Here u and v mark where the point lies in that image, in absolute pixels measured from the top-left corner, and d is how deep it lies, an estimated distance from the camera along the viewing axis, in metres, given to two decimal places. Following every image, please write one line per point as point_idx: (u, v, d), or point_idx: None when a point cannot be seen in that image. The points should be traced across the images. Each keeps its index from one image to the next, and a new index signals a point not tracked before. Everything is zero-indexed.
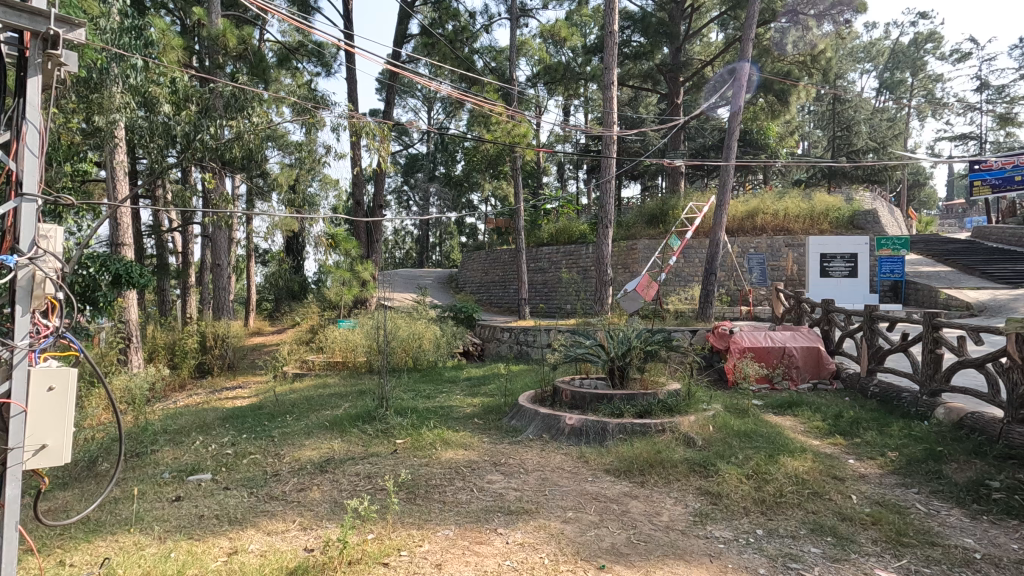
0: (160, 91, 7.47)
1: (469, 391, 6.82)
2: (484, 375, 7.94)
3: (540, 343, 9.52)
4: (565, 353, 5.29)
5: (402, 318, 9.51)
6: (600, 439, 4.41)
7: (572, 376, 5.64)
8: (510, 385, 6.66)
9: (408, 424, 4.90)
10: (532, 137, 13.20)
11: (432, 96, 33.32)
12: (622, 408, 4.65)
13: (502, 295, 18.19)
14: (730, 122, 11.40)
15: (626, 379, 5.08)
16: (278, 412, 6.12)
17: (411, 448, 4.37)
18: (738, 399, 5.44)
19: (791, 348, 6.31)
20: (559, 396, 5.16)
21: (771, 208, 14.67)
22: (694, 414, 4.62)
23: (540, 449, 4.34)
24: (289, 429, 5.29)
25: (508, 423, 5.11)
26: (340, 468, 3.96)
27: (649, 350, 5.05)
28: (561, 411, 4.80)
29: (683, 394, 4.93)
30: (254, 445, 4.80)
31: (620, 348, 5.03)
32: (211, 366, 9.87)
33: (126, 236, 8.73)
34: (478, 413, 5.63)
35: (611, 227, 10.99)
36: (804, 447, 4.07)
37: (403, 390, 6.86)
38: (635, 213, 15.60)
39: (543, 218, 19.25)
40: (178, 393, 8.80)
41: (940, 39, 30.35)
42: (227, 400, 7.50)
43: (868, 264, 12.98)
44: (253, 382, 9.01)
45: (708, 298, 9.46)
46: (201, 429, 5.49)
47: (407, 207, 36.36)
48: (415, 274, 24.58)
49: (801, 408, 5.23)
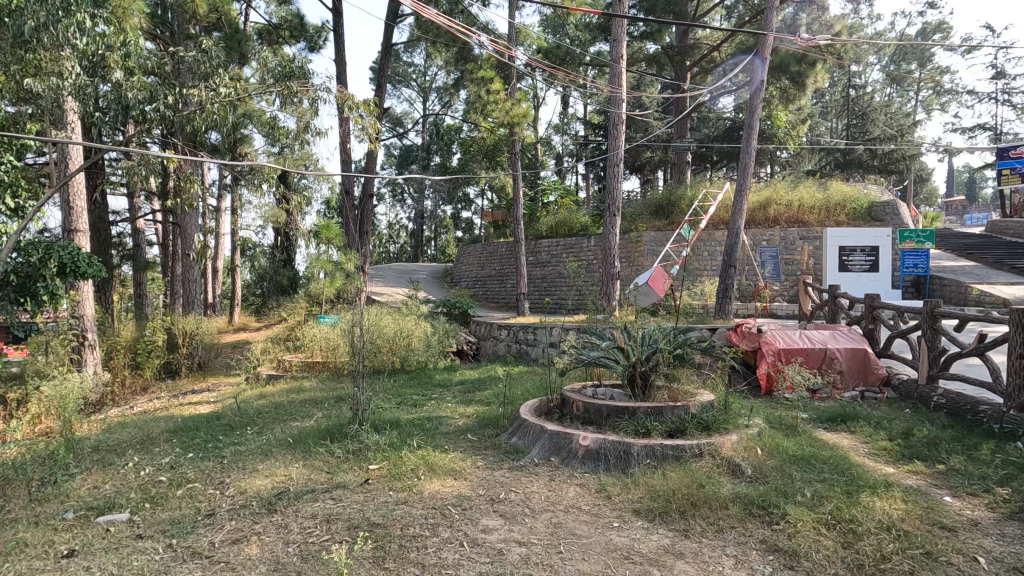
0: (111, 55, 6.56)
1: (462, 398, 5.95)
2: (479, 378, 7.08)
3: (542, 342, 8.67)
4: (575, 357, 4.42)
5: (388, 314, 8.63)
6: (622, 466, 3.56)
7: (584, 383, 4.79)
8: (510, 391, 5.81)
9: (386, 443, 4.02)
10: (532, 119, 12.27)
11: (428, 86, 32.44)
12: (648, 425, 3.79)
13: (499, 291, 17.33)
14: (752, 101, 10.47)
15: (650, 389, 4.20)
16: (238, 423, 5.25)
17: (386, 478, 3.47)
18: (780, 411, 4.58)
19: (834, 350, 5.47)
20: (569, 409, 4.32)
21: (785, 198, 13.86)
22: (736, 433, 3.77)
23: (548, 478, 3.48)
24: (244, 447, 4.41)
25: (507, 441, 4.24)
26: (293, 508, 3.08)
27: (681, 357, 4.13)
28: (573, 428, 3.94)
29: (720, 408, 4.07)
30: (196, 470, 3.94)
31: (645, 353, 4.14)
32: (179, 367, 8.97)
33: (81, 222, 7.75)
34: (472, 426, 4.76)
35: (619, 216, 10.12)
36: (885, 478, 3.22)
37: (385, 397, 5.99)
38: (640, 204, 14.79)
39: (542, 211, 18.39)
40: (138, 397, 7.91)
41: (950, 29, 29.43)
42: (189, 408, 6.64)
43: (890, 258, 12.21)
44: (223, 385, 8.14)
45: (726, 294, 8.59)
46: (142, 445, 4.63)
47: (402, 200, 35.43)
48: (408, 269, 23.67)
49: (858, 422, 4.37)
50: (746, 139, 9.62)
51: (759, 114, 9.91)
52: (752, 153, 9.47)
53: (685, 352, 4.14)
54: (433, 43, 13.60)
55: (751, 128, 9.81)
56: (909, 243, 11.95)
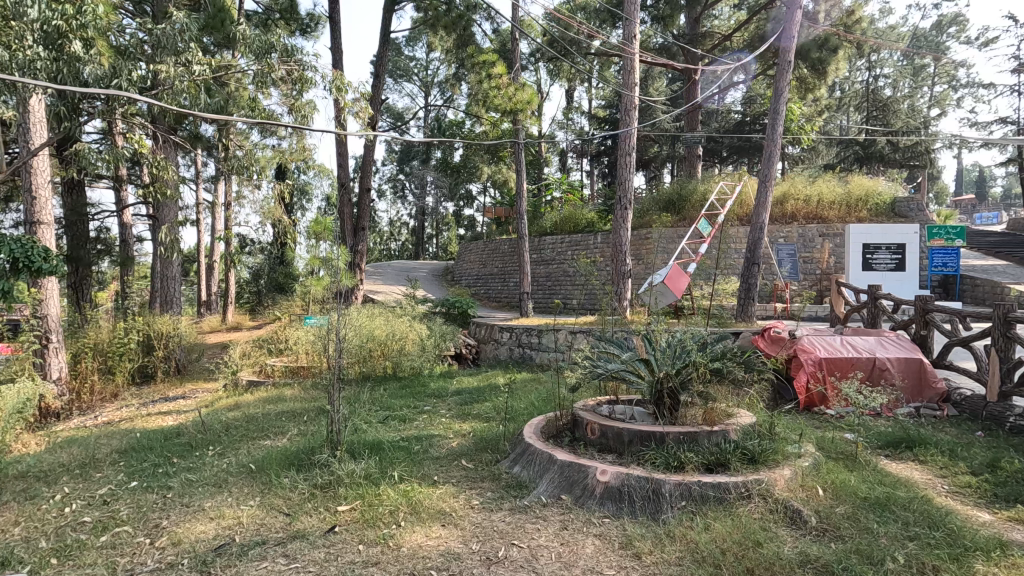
0: (67, 25, 5.84)
1: (457, 412, 5.27)
2: (478, 387, 6.41)
3: (547, 346, 8.00)
4: (589, 370, 3.73)
5: (380, 315, 7.95)
6: (650, 509, 2.87)
7: (598, 399, 4.10)
8: (512, 404, 5.13)
9: (362, 473, 3.32)
10: (537, 105, 11.51)
11: (430, 80, 31.74)
12: (681, 457, 3.09)
13: (501, 289, 16.66)
14: (783, 81, 9.47)
15: (679, 409, 3.53)
16: (200, 441, 4.59)
17: (355, 526, 2.79)
18: (830, 434, 3.88)
19: (883, 359, 4.82)
20: (581, 432, 3.63)
21: (803, 193, 13.16)
22: (789, 467, 3.07)
23: (559, 526, 2.79)
24: (197, 475, 3.74)
25: (508, 470, 3.55)
26: (232, 571, 2.39)
27: (722, 376, 3.40)
28: (587, 457, 3.26)
29: (767, 436, 3.37)
30: (134, 505, 3.28)
31: (677, 371, 3.44)
32: (155, 371, 8.29)
33: (45, 213, 6.97)
34: (467, 449, 4.07)
35: (632, 209, 9.42)
36: (992, 534, 2.52)
37: (370, 412, 5.32)
38: (649, 199, 14.12)
39: (545, 207, 17.71)
40: (106, 405, 7.23)
41: (965, 23, 28.54)
42: (156, 419, 5.99)
43: (917, 256, 11.50)
44: (200, 392, 7.48)
45: (749, 295, 7.88)
46: (81, 469, 3.98)
47: (402, 196, 34.79)
48: (408, 266, 23.00)
49: (927, 448, 3.67)
50: (772, 126, 8.92)
51: (786, 100, 9.16)
52: (777, 142, 8.79)
53: (726, 370, 3.40)
54: (432, 29, 12.89)
55: (776, 115, 9.12)
56: (938, 240, 11.26)
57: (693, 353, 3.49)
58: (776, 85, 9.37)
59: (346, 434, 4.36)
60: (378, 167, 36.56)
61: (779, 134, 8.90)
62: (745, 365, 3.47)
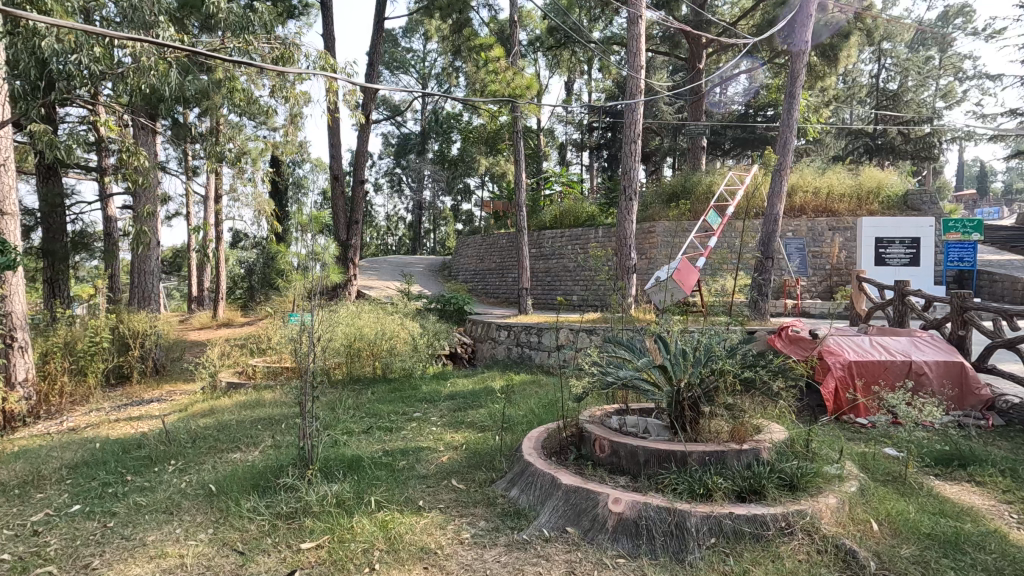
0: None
1: (449, 420, 4.81)
2: (473, 391, 5.94)
3: (547, 345, 7.55)
4: (598, 377, 3.26)
5: (370, 313, 7.48)
6: (673, 549, 2.41)
7: (606, 410, 3.65)
8: (509, 412, 4.67)
9: (334, 500, 2.85)
10: (536, 91, 10.94)
11: (428, 72, 31.13)
12: (708, 483, 2.63)
13: (499, 285, 16.19)
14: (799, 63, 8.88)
15: (701, 422, 3.10)
16: (162, 455, 4.11)
17: (321, 570, 2.33)
18: (870, 449, 3.43)
19: (920, 363, 4.37)
20: (589, 451, 3.17)
21: (812, 185, 12.70)
22: (836, 495, 2.61)
23: (565, 569, 2.34)
24: (149, 498, 3.26)
25: (504, 493, 3.09)
26: None
27: (753, 388, 2.92)
28: (596, 481, 2.80)
29: (804, 457, 2.91)
30: (64, 539, 2.80)
31: (700, 380, 2.98)
32: (131, 371, 7.80)
33: (6, 202, 6.43)
34: (460, 466, 3.61)
35: (637, 201, 8.95)
36: None
37: (354, 420, 4.84)
38: (653, 192, 13.66)
39: (545, 200, 17.22)
40: (76, 409, 6.73)
41: (974, 13, 27.87)
42: (123, 426, 5.50)
43: (931, 251, 11.07)
44: (176, 395, 6.98)
45: (761, 291, 7.44)
46: (16, 491, 3.48)
47: (399, 190, 34.22)
48: (404, 262, 22.50)
49: (982, 466, 3.22)
50: (786, 114, 8.50)
51: (802, 85, 8.67)
52: (793, 130, 8.37)
53: (759, 383, 2.91)
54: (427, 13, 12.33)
55: (791, 102, 8.71)
56: (954, 234, 10.87)
57: (720, 358, 3.03)
58: (792, 69, 8.88)
59: (324, 448, 3.90)
60: (375, 161, 35.97)
61: (794, 122, 8.48)
62: (782, 374, 2.99)
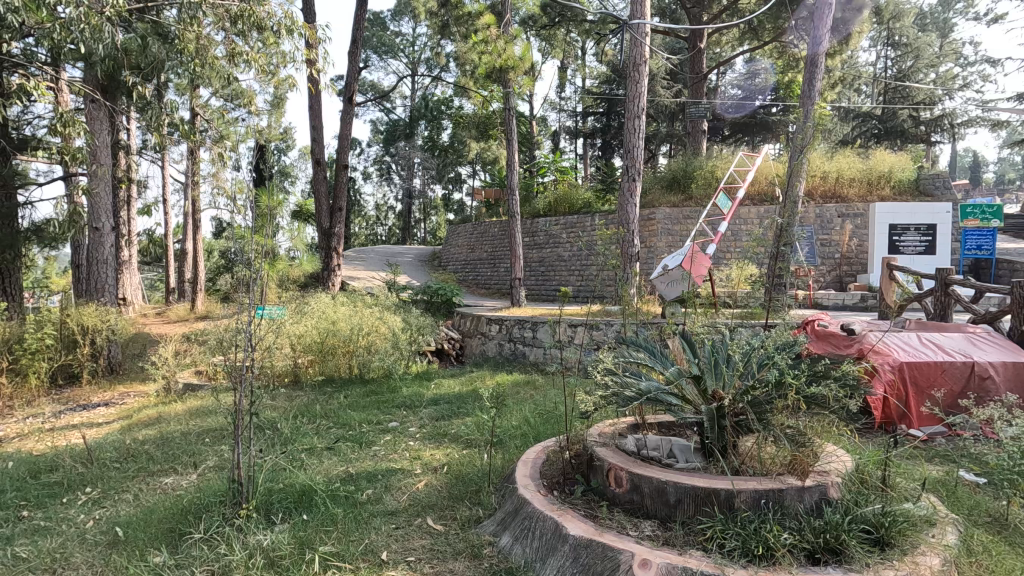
0: None
1: (428, 431, 4.12)
2: (460, 394, 5.26)
3: (541, 341, 6.90)
4: (611, 390, 2.57)
5: (345, 305, 6.75)
6: None
7: (618, 426, 2.97)
8: (500, 423, 3.98)
9: (264, 559, 2.15)
10: (528, 64, 10.18)
11: (417, 56, 30.10)
12: (769, 538, 1.96)
13: (491, 275, 15.48)
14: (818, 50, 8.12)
15: (745, 444, 2.43)
16: (77, 481, 3.37)
17: None
18: (948, 474, 2.78)
19: (984, 365, 3.74)
20: (602, 484, 2.48)
21: (821, 169, 12.04)
22: (939, 554, 1.95)
23: None
24: (36, 546, 2.53)
25: (494, 540, 2.40)
26: None
27: (823, 405, 2.24)
28: (615, 531, 2.12)
29: (883, 495, 2.25)
30: None
31: (752, 395, 2.30)
32: (80, 371, 7.00)
33: None
34: (440, 496, 2.92)
35: (640, 182, 8.27)
36: None
37: (317, 433, 4.13)
38: (652, 177, 12.97)
39: (538, 187, 16.48)
40: (11, 414, 5.96)
41: None
42: (52, 437, 4.75)
43: (948, 238, 10.57)
44: (127, 399, 6.22)
45: (778, 281, 6.79)
46: None
47: (389, 178, 33.26)
48: (393, 252, 21.71)
49: None
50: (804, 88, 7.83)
51: (826, 48, 7.89)
52: (811, 101, 7.71)
53: (830, 401, 2.23)
54: None
55: (811, 70, 7.99)
56: (971, 220, 10.20)
57: (777, 364, 2.35)
58: (812, 31, 8.12)
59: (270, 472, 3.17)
60: (363, 149, 34.97)
61: (814, 97, 7.82)
62: (857, 386, 2.31)
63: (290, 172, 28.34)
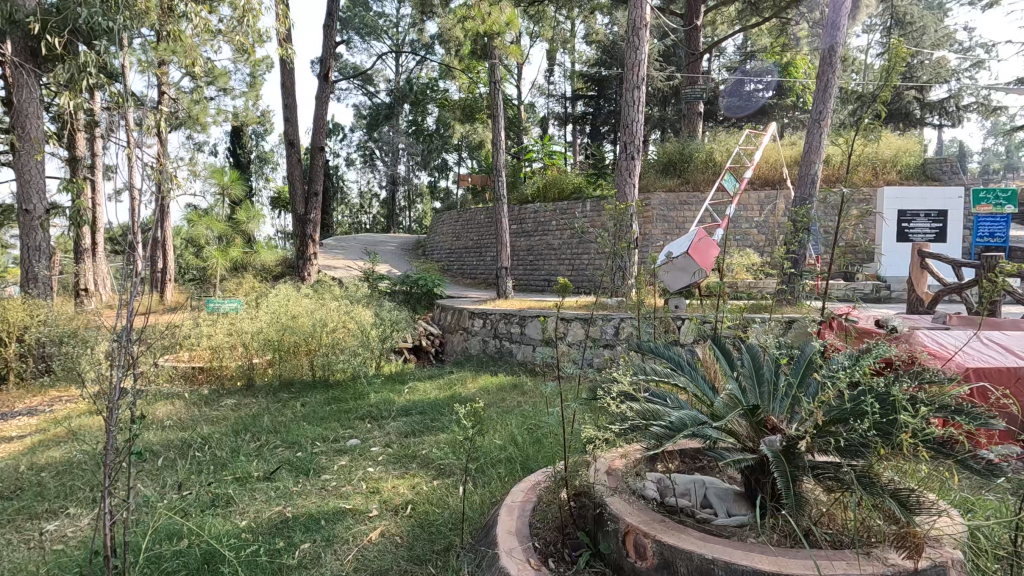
0: None
1: (395, 453, 3.39)
2: (436, 401, 4.53)
3: (528, 338, 6.21)
4: (633, 425, 1.86)
5: (307, 299, 5.96)
6: None
7: (632, 459, 2.27)
8: (482, 443, 3.25)
9: None
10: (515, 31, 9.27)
11: (401, 36, 28.96)
12: None
13: (477, 265, 14.71)
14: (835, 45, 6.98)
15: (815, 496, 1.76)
16: None
17: None
18: None
19: None
20: (617, 550, 1.78)
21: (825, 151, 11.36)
22: None
23: None
24: None
25: None
26: None
27: (955, 457, 1.52)
28: None
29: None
30: None
31: (844, 436, 1.61)
32: (6, 373, 6.17)
33: None
34: (397, 555, 2.19)
35: (640, 160, 7.54)
36: None
37: (258, 456, 3.39)
38: (646, 161, 12.27)
39: (527, 172, 15.71)
40: None
41: None
42: None
43: (959, 224, 10.03)
44: (54, 408, 5.39)
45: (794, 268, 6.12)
46: None
47: (372, 164, 32.23)
48: (378, 240, 20.88)
49: None
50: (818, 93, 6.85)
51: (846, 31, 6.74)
52: (831, 92, 6.83)
53: (960, 447, 1.52)
54: None
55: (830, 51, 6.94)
56: (984, 205, 9.56)
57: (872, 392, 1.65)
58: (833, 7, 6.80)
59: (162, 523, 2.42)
60: (346, 135, 33.85)
61: (827, 104, 6.90)
62: (997, 426, 1.58)
63: (270, 158, 27.34)
